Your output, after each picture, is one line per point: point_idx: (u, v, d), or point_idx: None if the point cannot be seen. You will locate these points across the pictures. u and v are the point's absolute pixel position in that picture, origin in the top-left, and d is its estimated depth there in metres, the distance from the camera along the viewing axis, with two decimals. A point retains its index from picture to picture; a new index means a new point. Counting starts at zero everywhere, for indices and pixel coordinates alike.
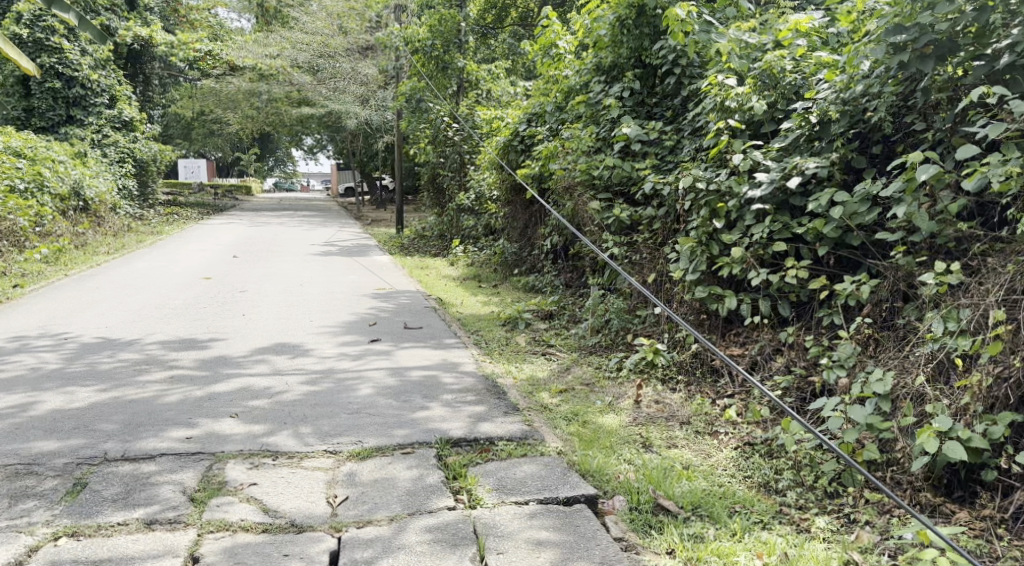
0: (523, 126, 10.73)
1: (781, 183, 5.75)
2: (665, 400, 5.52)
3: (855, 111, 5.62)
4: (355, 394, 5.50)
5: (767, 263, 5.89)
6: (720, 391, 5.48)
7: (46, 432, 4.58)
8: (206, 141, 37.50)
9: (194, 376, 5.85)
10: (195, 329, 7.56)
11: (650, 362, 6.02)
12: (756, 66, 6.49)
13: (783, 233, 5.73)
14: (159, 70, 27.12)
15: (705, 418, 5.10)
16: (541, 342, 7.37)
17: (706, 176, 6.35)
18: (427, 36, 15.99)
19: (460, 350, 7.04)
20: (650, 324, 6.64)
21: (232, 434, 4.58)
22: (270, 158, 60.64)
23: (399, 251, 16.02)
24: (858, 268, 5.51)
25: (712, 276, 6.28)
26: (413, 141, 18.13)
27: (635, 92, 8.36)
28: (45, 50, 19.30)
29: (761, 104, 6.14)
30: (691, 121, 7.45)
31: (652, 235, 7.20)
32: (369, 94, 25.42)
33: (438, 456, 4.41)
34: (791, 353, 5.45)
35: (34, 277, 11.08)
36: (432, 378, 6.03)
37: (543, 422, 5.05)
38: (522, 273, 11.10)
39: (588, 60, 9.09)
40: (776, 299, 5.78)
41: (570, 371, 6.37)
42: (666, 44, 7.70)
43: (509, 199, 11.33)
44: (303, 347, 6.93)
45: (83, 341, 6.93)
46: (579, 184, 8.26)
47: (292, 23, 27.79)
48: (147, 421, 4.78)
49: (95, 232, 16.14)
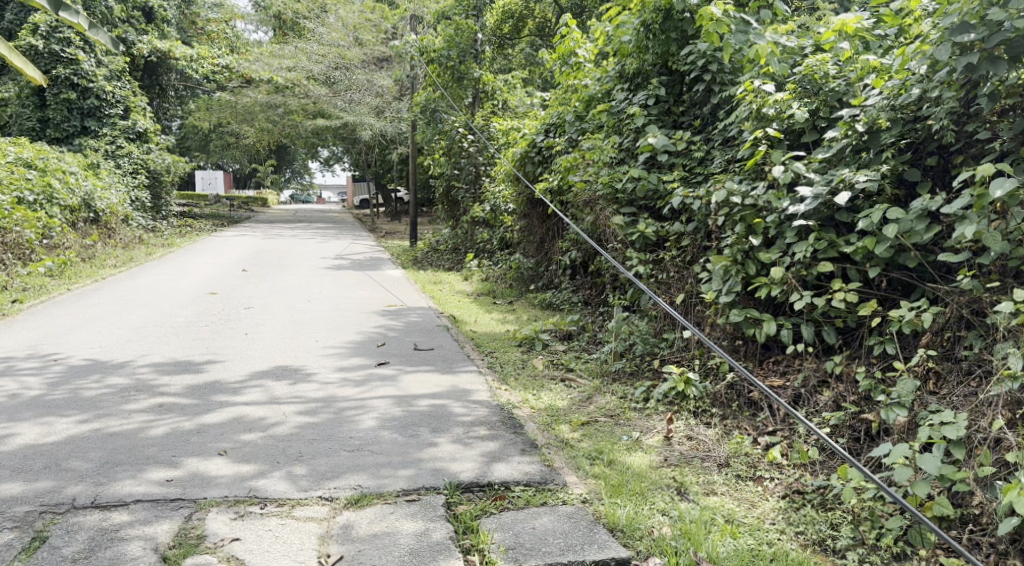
0: (540, 136, 10.26)
1: (827, 198, 5.24)
2: (699, 436, 4.99)
3: (908, 119, 5.14)
4: (357, 427, 5.01)
5: (810, 284, 5.39)
6: (761, 427, 4.96)
7: (13, 472, 4.13)
8: (223, 153, 37.28)
9: (184, 404, 5.39)
10: (193, 349, 7.12)
11: (681, 393, 5.50)
12: (797, 71, 6.02)
13: (828, 252, 5.22)
14: (176, 82, 26.87)
15: (745, 460, 4.57)
16: (560, 366, 6.87)
17: (742, 189, 5.86)
18: (443, 46, 15.57)
19: (473, 376, 6.54)
20: (678, 350, 6.10)
21: (217, 477, 4.12)
22: (287, 169, 60.60)
23: (412, 265, 15.57)
24: (913, 292, 5.01)
25: (748, 298, 5.78)
26: (428, 153, 17.74)
27: (660, 100, 7.83)
28: (61, 61, 19.12)
29: (803, 112, 5.64)
30: (722, 130, 6.96)
31: (681, 253, 6.70)
32: (384, 105, 25.10)
33: (447, 505, 3.91)
34: (839, 386, 4.95)
35: (36, 292, 10.70)
36: (441, 408, 5.52)
37: (564, 462, 4.54)
38: (538, 289, 10.61)
39: (610, 68, 8.65)
40: (821, 325, 5.28)
41: (592, 401, 5.84)
42: (695, 48, 7.18)
43: (525, 212, 10.88)
44: (304, 370, 6.45)
45: (72, 363, 6.49)
46: (602, 198, 7.79)
47: (306, 34, 27.40)
48: (126, 459, 4.32)
49: (105, 243, 15.76)
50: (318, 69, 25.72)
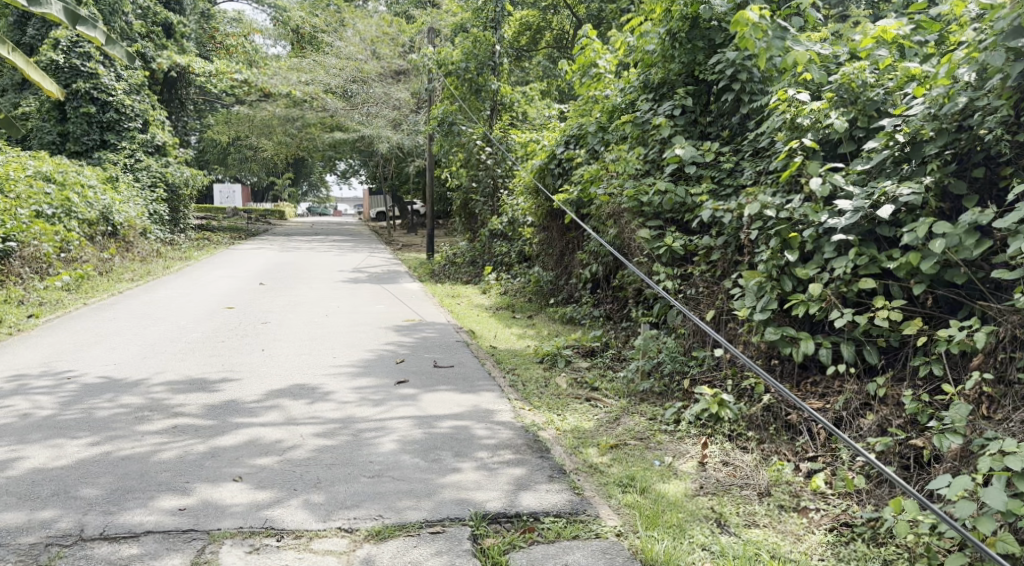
0: (561, 148, 10.08)
1: (868, 211, 5.01)
2: (735, 462, 4.75)
3: (954, 128, 4.88)
4: (377, 451, 4.81)
5: (850, 302, 5.17)
6: (800, 452, 4.74)
7: (19, 499, 3.97)
8: (241, 167, 37.42)
9: (199, 426, 5.20)
10: (209, 366, 6.95)
11: (715, 415, 5.25)
12: (833, 80, 5.80)
13: (870, 268, 4.99)
14: (194, 96, 26.96)
15: (787, 488, 4.34)
16: (585, 385, 6.62)
17: (777, 202, 5.64)
18: (460, 58, 15.30)
19: (496, 395, 6.31)
20: (708, 369, 5.85)
21: (232, 505, 3.94)
22: (303, 181, 60.85)
23: (429, 278, 15.39)
24: (961, 310, 4.77)
25: (783, 315, 5.53)
26: (445, 166, 17.61)
27: (687, 110, 7.60)
28: (81, 75, 19.19)
29: (841, 121, 5.41)
30: (753, 141, 6.74)
31: (710, 267, 6.46)
32: (401, 118, 25.05)
33: (473, 538, 3.72)
34: (885, 409, 4.72)
35: (52, 306, 10.59)
36: (463, 430, 5.31)
37: (595, 490, 4.32)
38: (558, 303, 10.39)
39: (634, 78, 8.35)
40: (862, 344, 5.06)
41: (620, 422, 5.59)
42: (724, 57, 6.93)
43: (544, 225, 10.68)
44: (322, 390, 6.26)
45: (86, 381, 6.33)
46: (627, 211, 7.55)
47: (325, 47, 27.47)
48: (138, 485, 4.15)
49: (123, 257, 15.69)
50: (335, 82, 25.72)
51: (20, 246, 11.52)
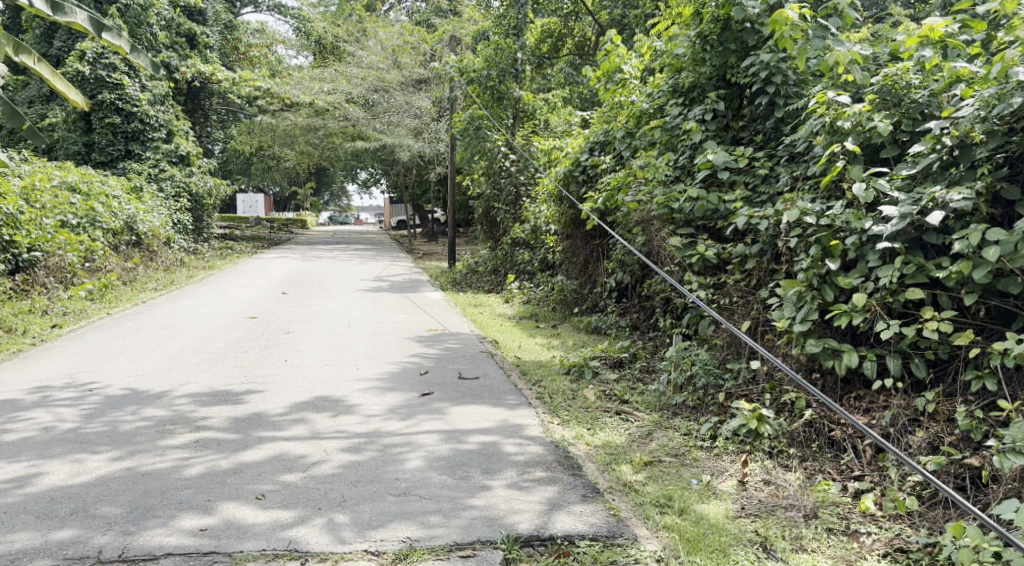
0: (585, 155, 9.92)
1: (916, 218, 4.78)
2: (778, 481, 4.54)
3: (1005, 131, 4.65)
4: (404, 467, 4.64)
5: (896, 313, 4.95)
6: (846, 471, 4.56)
7: (37, 518, 3.84)
8: (264, 175, 37.63)
9: (222, 440, 5.06)
10: (232, 378, 6.83)
11: (754, 431, 5.02)
12: (875, 82, 5.59)
13: (918, 277, 4.78)
14: (218, 106, 27.07)
15: (835, 511, 4.16)
16: (614, 397, 6.40)
17: (817, 209, 5.43)
18: (482, 67, 15.17)
19: (524, 409, 6.12)
20: (744, 383, 5.62)
21: (254, 525, 3.80)
22: (325, 191, 61.15)
23: (451, 287, 15.25)
24: (1015, 321, 4.54)
25: (824, 326, 5.32)
26: (467, 175, 17.49)
27: (719, 114, 7.40)
28: (106, 87, 19.32)
29: (885, 124, 5.18)
30: (789, 146, 6.54)
31: (746, 276, 6.24)
32: (422, 127, 25.01)
33: (505, 562, 3.57)
34: (935, 425, 4.52)
35: (76, 316, 10.56)
36: (492, 446, 5.13)
37: (631, 510, 4.14)
38: (582, 312, 10.21)
39: (662, 82, 8.14)
40: (908, 356, 4.84)
41: (653, 437, 5.38)
42: (758, 59, 6.72)
43: (568, 233, 10.49)
44: (348, 403, 6.10)
45: (109, 393, 6.22)
46: (656, 219, 7.32)
47: (347, 57, 27.55)
48: (158, 503, 4.01)
49: (146, 266, 15.70)
50: (357, 92, 25.73)
51: (45, 256, 11.51)
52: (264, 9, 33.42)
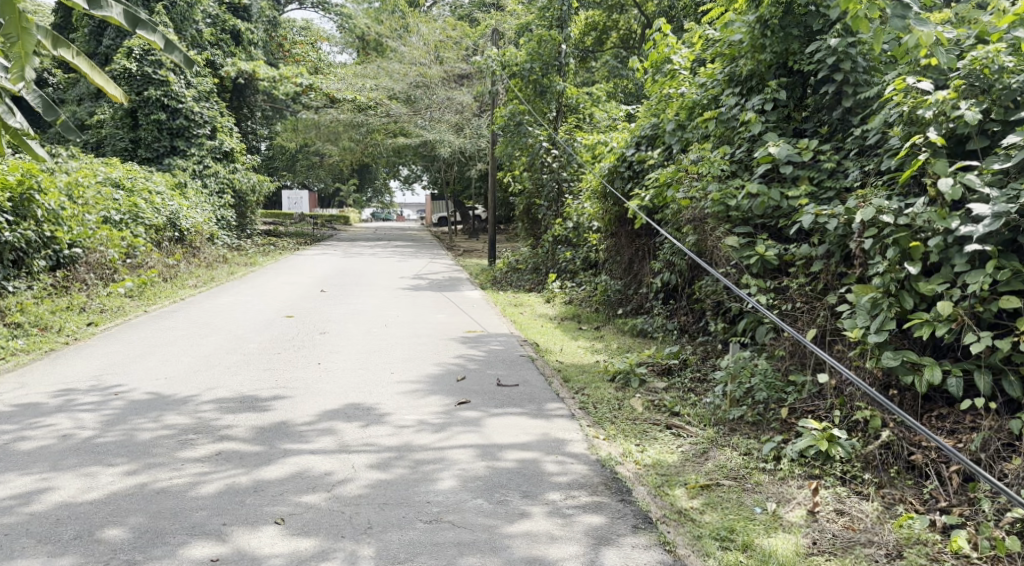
0: (632, 150, 9.41)
1: (1012, 218, 4.23)
2: (852, 512, 4.06)
3: None
4: (436, 488, 4.26)
5: (985, 323, 4.41)
6: (930, 501, 4.06)
7: (38, 541, 3.54)
8: (309, 172, 37.80)
9: (244, 453, 4.74)
10: (262, 383, 6.52)
11: (824, 453, 4.54)
12: (963, 65, 5.02)
13: (1014, 283, 4.24)
14: (262, 103, 27.05)
15: (923, 551, 3.67)
16: (663, 409, 5.94)
17: (895, 207, 4.90)
18: (525, 59, 14.70)
19: (565, 421, 5.68)
20: (810, 398, 5.14)
21: (270, 556, 3.45)
22: (369, 188, 61.44)
23: (491, 285, 14.87)
24: None
25: (901, 337, 4.80)
26: (507, 171, 17.04)
27: (779, 104, 6.86)
28: (152, 84, 19.28)
29: (975, 112, 4.63)
30: (859, 137, 6.00)
31: (811, 280, 5.72)
32: (464, 122, 24.68)
33: None
34: None
35: (114, 313, 10.41)
36: (531, 464, 4.71)
37: (687, 545, 3.72)
38: (627, 314, 9.72)
39: (718, 71, 7.60)
40: (1000, 373, 4.30)
41: (709, 457, 4.90)
42: (825, 44, 6.17)
43: (613, 231, 10.01)
44: (379, 411, 5.74)
45: (134, 398, 5.96)
46: (711, 217, 6.81)
47: (390, 52, 27.31)
48: (168, 526, 3.69)
49: (189, 262, 15.60)
50: (399, 87, 25.25)
51: (86, 252, 11.40)
52: (309, 6, 33.48)
